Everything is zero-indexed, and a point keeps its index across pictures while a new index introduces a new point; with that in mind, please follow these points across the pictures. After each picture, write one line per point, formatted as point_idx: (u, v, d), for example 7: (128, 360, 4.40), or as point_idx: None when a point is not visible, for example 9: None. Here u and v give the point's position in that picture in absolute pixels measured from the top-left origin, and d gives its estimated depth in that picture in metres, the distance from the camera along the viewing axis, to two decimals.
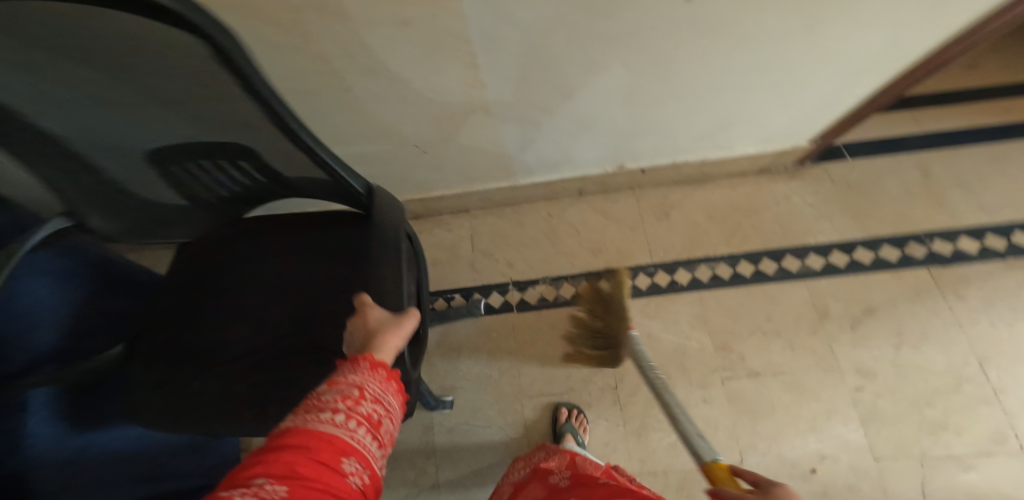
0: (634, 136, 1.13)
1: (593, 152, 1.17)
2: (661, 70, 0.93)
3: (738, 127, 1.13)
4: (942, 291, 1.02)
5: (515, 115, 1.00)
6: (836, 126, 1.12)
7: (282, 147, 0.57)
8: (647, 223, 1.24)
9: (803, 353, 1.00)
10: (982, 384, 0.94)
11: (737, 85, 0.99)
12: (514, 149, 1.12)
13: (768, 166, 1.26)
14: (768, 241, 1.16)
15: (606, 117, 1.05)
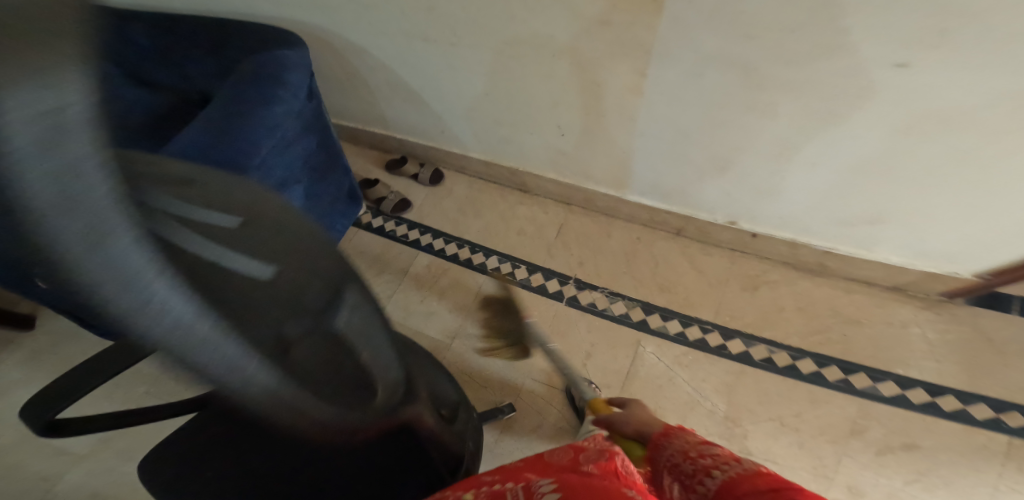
0: (765, 196, 1.08)
1: (716, 195, 1.13)
2: (828, 131, 0.90)
3: (892, 227, 1.03)
4: (1004, 470, 0.99)
5: (663, 123, 1.04)
6: (1015, 269, 0.99)
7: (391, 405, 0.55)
8: (728, 287, 1.20)
9: (808, 454, 1.05)
10: None
11: (916, 174, 0.90)
12: (641, 163, 1.15)
13: (906, 286, 1.13)
14: (850, 349, 1.13)
15: (747, 163, 1.04)
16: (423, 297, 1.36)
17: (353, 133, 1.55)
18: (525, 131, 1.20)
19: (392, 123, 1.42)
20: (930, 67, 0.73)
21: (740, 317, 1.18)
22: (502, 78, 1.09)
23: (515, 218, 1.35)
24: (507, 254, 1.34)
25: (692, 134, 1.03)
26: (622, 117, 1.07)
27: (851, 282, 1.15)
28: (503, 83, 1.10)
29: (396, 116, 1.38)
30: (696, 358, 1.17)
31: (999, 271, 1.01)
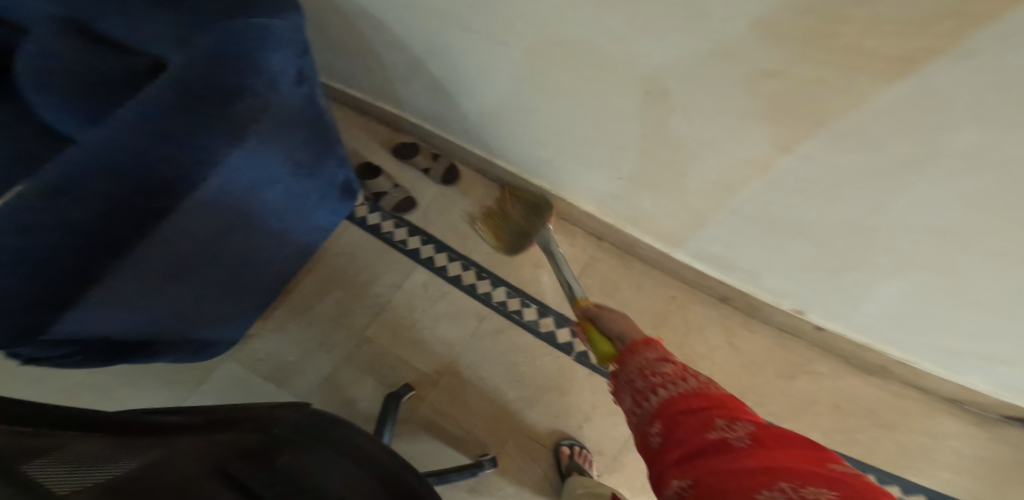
0: (857, 304, 0.85)
1: (794, 286, 0.90)
2: (1007, 279, 0.63)
3: (1006, 370, 0.82)
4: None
5: (752, 208, 0.76)
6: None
7: None
8: (768, 374, 1.03)
9: None
10: None
11: None
12: (709, 233, 0.89)
13: (963, 398, 0.98)
14: (877, 458, 0.98)
15: (853, 273, 0.77)
16: (410, 324, 1.16)
17: (353, 102, 1.26)
18: (572, 162, 0.93)
19: (408, 105, 1.14)
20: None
21: (772, 410, 1.02)
22: (558, 96, 0.77)
23: (534, 245, 1.13)
24: (515, 287, 1.14)
25: (815, 240, 0.75)
26: (709, 186, 0.76)
27: (903, 385, 1.01)
28: (551, 98, 0.78)
29: (408, 98, 1.10)
30: None
31: None
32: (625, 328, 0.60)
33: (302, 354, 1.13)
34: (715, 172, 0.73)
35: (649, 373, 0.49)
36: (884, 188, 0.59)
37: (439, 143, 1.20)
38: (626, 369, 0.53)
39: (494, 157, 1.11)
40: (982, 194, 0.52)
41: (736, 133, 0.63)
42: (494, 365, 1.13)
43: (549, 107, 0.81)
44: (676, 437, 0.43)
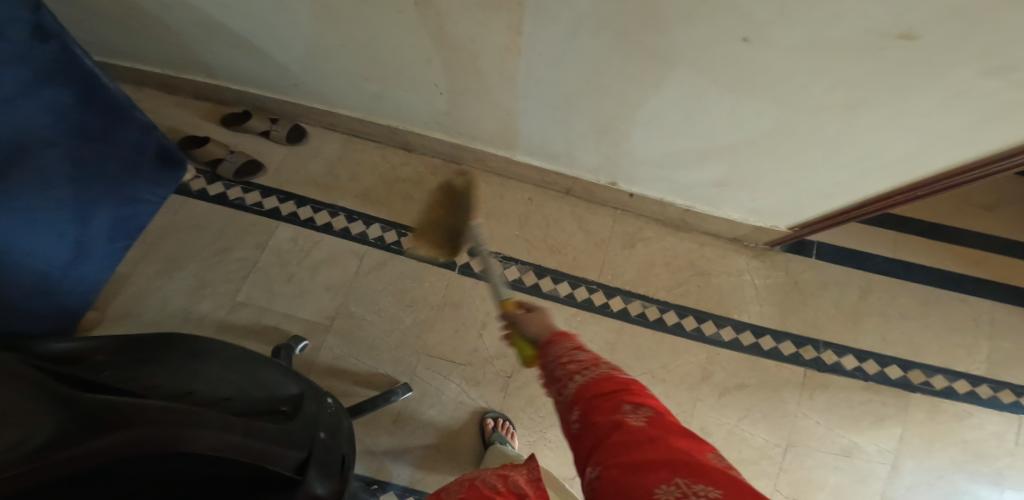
0: (636, 161, 1.14)
1: (596, 158, 1.16)
2: (692, 104, 0.96)
3: (736, 189, 1.17)
4: (802, 390, 1.31)
5: (539, 92, 1.02)
6: (820, 223, 1.19)
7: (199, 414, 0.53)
8: (612, 247, 1.28)
9: (671, 402, 1.26)
10: (774, 465, 1.28)
11: (753, 145, 1.03)
12: (523, 126, 1.12)
13: (744, 237, 1.31)
14: (701, 302, 1.28)
15: (620, 129, 1.07)
16: (287, 277, 1.20)
17: (183, 85, 1.32)
18: (398, 88, 1.09)
19: (224, 73, 1.23)
20: (767, 40, 0.78)
21: (620, 276, 1.27)
22: (349, 23, 0.94)
23: (400, 180, 1.28)
24: (390, 221, 1.25)
25: (584, 107, 1.03)
26: (500, 78, 1.01)
27: (707, 237, 1.31)
28: (355, 31, 0.95)
29: (217, 63, 1.19)
30: (584, 318, 1.25)
31: (805, 224, 1.22)
32: (544, 329, 0.65)
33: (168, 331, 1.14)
34: (496, 62, 0.96)
35: (566, 361, 0.55)
36: (593, 52, 0.89)
37: (275, 107, 1.30)
38: (547, 357, 0.58)
39: (335, 107, 1.24)
40: (622, 39, 0.84)
41: (488, 23, 0.87)
42: (384, 296, 1.22)
43: (359, 43, 0.99)
44: (590, 418, 0.47)
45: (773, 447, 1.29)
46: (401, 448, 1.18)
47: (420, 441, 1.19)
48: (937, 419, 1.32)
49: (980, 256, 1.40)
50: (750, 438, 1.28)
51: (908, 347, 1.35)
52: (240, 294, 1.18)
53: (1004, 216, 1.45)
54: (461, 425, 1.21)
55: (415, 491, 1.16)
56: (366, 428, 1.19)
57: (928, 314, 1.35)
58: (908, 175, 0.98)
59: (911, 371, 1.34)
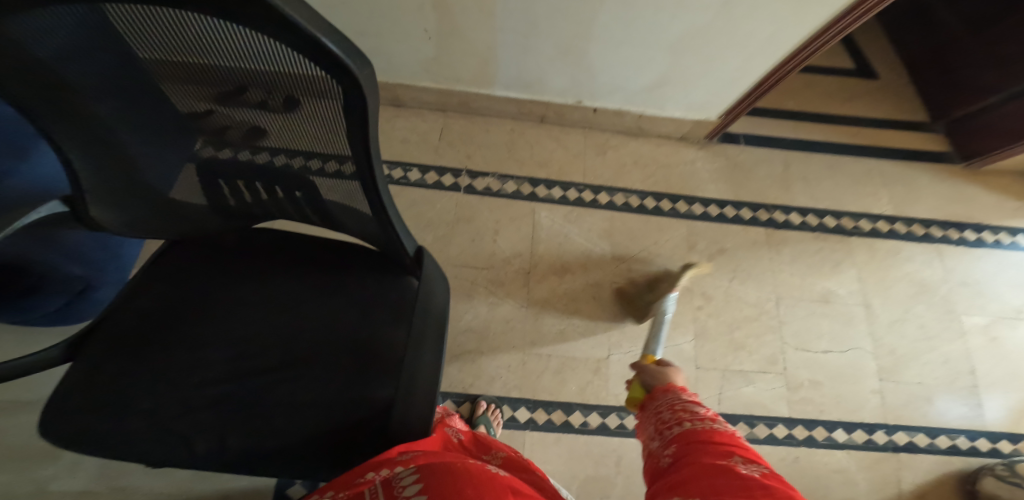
0: (593, 75, 1.40)
1: (562, 80, 1.42)
2: (619, 17, 1.21)
3: (671, 87, 1.43)
4: (769, 247, 1.49)
5: (509, 23, 1.25)
6: (735, 106, 1.47)
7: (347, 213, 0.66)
8: (588, 155, 1.52)
9: (671, 273, 1.41)
10: (773, 317, 1.40)
11: (673, 46, 1.29)
12: (501, 59, 1.37)
13: (688, 134, 1.59)
14: (669, 187, 1.52)
15: (575, 48, 1.31)
16: None
17: None
18: (393, 40, 1.33)
19: None
20: None
21: (600, 177, 1.50)
22: None
23: (398, 130, 1.49)
24: (397, 160, 1.43)
25: (543, 33, 1.27)
26: (482, 16, 1.23)
27: (659, 138, 1.60)
28: None
29: None
30: (580, 213, 1.43)
31: (728, 109, 1.49)
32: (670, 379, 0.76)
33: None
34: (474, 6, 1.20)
35: (677, 408, 0.64)
36: None
37: None
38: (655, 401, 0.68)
39: None
40: None
41: None
42: (402, 221, 1.34)
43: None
44: (690, 454, 0.54)
45: (766, 302, 1.42)
46: (448, 356, 1.24)
47: (462, 346, 1.24)
48: (876, 255, 1.53)
49: (858, 130, 1.78)
50: (744, 295, 1.42)
51: (835, 203, 1.60)
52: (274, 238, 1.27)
53: (863, 103, 1.87)
54: (497, 325, 1.27)
55: (469, 396, 1.19)
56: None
57: (836, 174, 1.65)
58: (788, 46, 1.26)
59: (842, 219, 1.58)
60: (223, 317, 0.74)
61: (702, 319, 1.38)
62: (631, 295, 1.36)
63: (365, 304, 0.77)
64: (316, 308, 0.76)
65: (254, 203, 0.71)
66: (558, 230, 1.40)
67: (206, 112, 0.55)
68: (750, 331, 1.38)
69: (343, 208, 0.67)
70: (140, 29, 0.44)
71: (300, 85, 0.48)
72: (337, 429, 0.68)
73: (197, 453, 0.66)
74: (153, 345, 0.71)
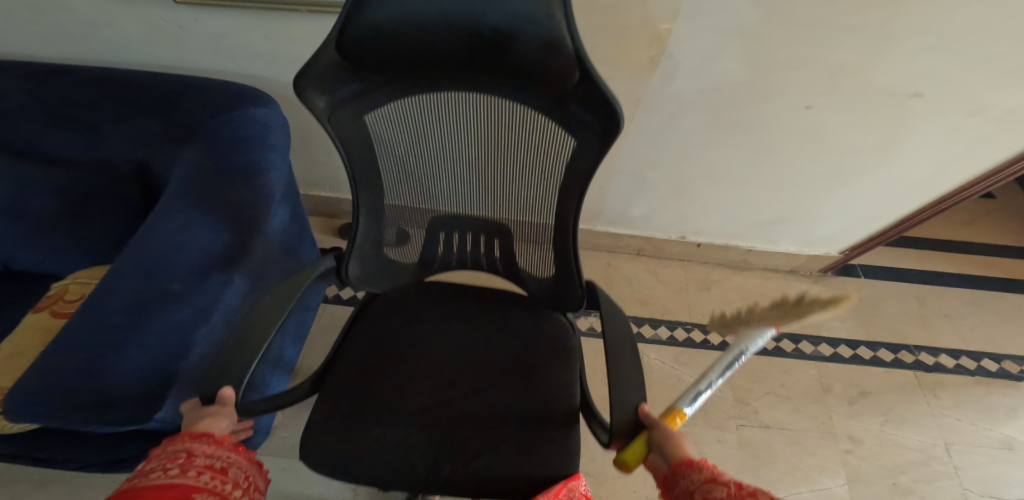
0: (705, 213, 1.38)
1: (670, 218, 1.42)
2: (756, 164, 1.21)
3: (790, 224, 1.40)
4: (921, 390, 1.32)
5: (630, 169, 1.26)
6: (866, 241, 1.42)
7: (540, 254, 0.84)
8: (691, 292, 1.47)
9: (806, 415, 1.26)
10: (944, 462, 1.20)
11: (804, 187, 1.27)
12: (612, 199, 1.37)
13: (798, 267, 1.52)
14: (787, 324, 1.41)
15: (697, 189, 1.31)
16: None
17: None
18: None
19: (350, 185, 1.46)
20: (823, 108, 1.05)
21: (708, 314, 1.43)
22: None
23: None
24: None
25: (667, 176, 1.27)
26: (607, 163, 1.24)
27: (765, 272, 1.53)
28: None
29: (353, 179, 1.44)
30: (690, 354, 1.34)
31: (850, 244, 1.43)
32: None
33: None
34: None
35: None
36: (684, 136, 1.15)
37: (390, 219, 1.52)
38: None
39: None
40: (708, 125, 1.11)
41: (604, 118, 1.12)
42: None
43: None
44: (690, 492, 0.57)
45: (932, 447, 1.23)
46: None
47: None
48: None
49: (993, 260, 1.62)
50: (904, 440, 1.23)
51: (988, 340, 1.41)
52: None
53: (987, 228, 1.73)
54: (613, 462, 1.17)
55: None
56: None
57: (979, 308, 1.48)
58: (946, 188, 1.23)
59: (1003, 362, 1.37)
60: (413, 350, 0.84)
61: (854, 466, 1.19)
62: (762, 439, 1.21)
63: (526, 334, 0.88)
64: (490, 338, 0.87)
65: (448, 255, 0.90)
66: (670, 372, 1.31)
67: (461, 174, 0.78)
68: (919, 475, 1.18)
69: (531, 256, 0.85)
70: (424, 109, 0.70)
71: (544, 147, 0.70)
72: (531, 450, 0.73)
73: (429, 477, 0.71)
74: (361, 368, 0.81)
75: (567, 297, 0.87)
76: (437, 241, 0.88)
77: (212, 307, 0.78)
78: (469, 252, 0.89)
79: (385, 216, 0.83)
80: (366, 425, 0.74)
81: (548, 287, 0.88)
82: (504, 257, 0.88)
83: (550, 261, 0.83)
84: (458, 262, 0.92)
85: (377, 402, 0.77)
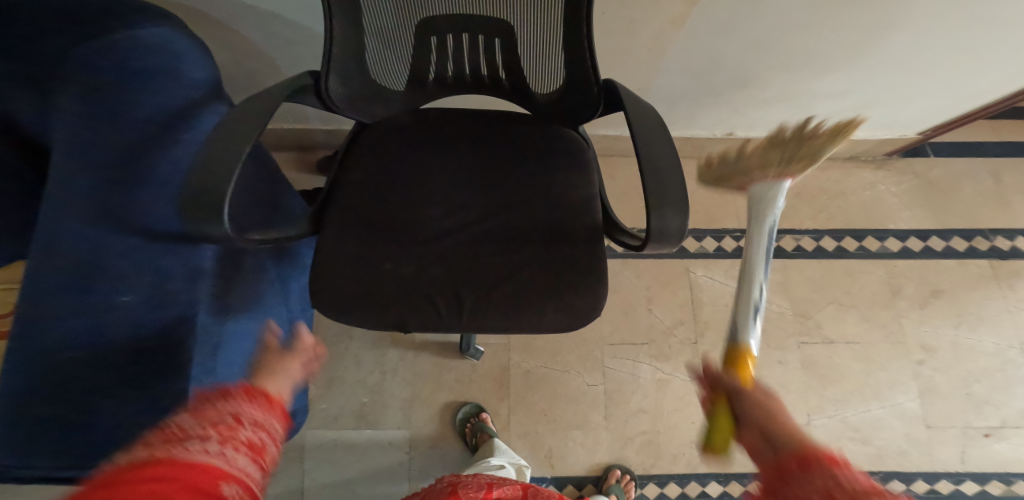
0: (766, 106, 1.13)
1: (719, 114, 1.17)
2: (853, 46, 0.93)
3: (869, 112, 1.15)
4: (999, 282, 1.18)
5: (680, 62, 0.98)
6: (955, 121, 1.17)
7: (549, 57, 0.71)
8: (738, 193, 1.27)
9: (874, 326, 1.14)
10: (1021, 365, 1.11)
11: (904, 71, 1.00)
12: (648, 96, 1.09)
13: (860, 153, 1.28)
14: (851, 221, 1.23)
15: (765, 80, 1.04)
16: None
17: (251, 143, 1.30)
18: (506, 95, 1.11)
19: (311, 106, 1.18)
20: None
21: None
22: None
23: None
24: None
25: (727, 67, 1.00)
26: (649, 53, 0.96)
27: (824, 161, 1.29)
28: None
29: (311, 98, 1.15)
30: None
31: (934, 126, 1.19)
32: None
33: (374, 388, 1.12)
34: (627, 52, 0.95)
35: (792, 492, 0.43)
36: (765, 13, 0.85)
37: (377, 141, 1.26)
38: None
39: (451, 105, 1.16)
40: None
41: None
42: None
43: None
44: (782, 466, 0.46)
45: (1010, 349, 1.13)
46: (623, 440, 1.12)
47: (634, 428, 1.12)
48: None
49: None
50: (979, 343, 1.13)
51: None
52: (418, 336, 1.17)
53: None
54: (671, 404, 1.14)
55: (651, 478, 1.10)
56: (581, 433, 1.12)
57: None
58: None
59: None
60: (419, 182, 0.76)
61: (927, 378, 1.11)
62: (827, 358, 1.12)
63: (539, 150, 0.79)
64: (500, 161, 0.78)
65: (441, 72, 0.77)
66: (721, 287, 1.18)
67: None
68: (994, 383, 1.10)
69: (538, 61, 0.72)
70: None
71: None
72: (563, 266, 0.70)
73: (449, 314, 0.67)
74: (365, 203, 0.73)
75: (584, 106, 0.75)
76: (426, 57, 0.74)
77: (187, 300, 0.63)
78: (466, 65, 0.76)
79: (363, 33, 0.68)
80: (384, 259, 0.69)
81: (559, 97, 0.76)
82: (506, 69, 0.75)
83: (562, 67, 0.71)
84: (453, 81, 0.79)
85: (393, 232, 0.71)
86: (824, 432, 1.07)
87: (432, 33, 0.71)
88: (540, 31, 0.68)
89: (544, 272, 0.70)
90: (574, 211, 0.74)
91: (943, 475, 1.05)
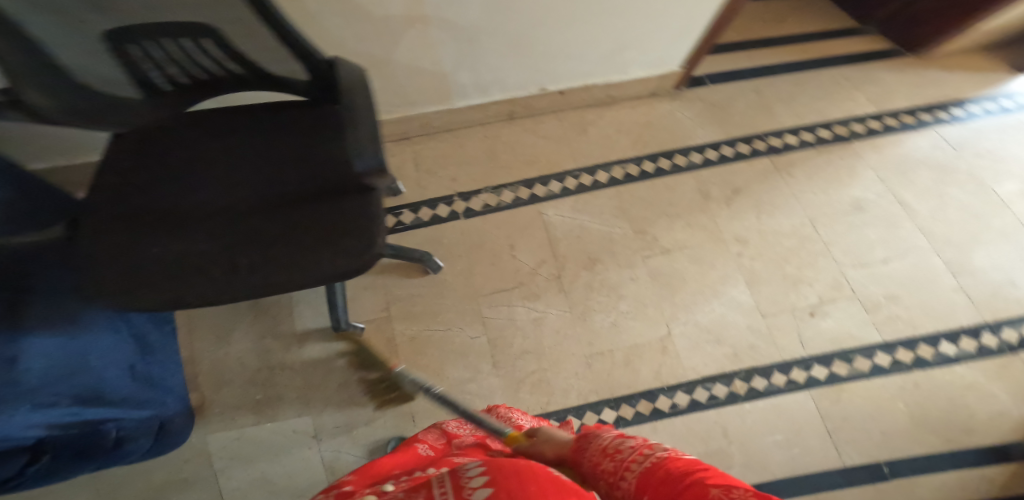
0: (547, 60, 1.28)
1: (519, 75, 1.31)
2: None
3: (630, 51, 1.34)
4: (780, 173, 1.46)
5: (455, 30, 1.10)
6: (699, 49, 1.40)
7: (263, 42, 0.75)
8: (571, 137, 1.44)
9: (697, 228, 1.35)
10: (816, 241, 1.37)
11: (620, 11, 1.18)
12: (447, 67, 1.21)
13: (655, 90, 1.53)
14: (661, 144, 1.45)
15: (527, 37, 1.19)
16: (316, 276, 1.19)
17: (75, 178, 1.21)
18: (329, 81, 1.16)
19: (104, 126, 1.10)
20: None
21: (591, 157, 1.42)
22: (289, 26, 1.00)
23: None
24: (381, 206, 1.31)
25: (485, 32, 1.13)
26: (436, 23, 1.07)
27: (632, 101, 1.52)
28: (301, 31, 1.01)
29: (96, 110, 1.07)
30: (585, 199, 1.35)
31: (688, 56, 1.42)
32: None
33: (265, 383, 1.08)
34: (423, 25, 1.07)
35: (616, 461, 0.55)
36: None
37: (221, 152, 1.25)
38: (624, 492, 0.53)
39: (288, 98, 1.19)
40: None
41: None
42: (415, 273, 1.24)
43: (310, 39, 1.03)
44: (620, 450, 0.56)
45: (802, 227, 1.39)
46: (515, 383, 1.15)
47: (523, 370, 1.16)
48: (883, 150, 1.52)
49: (815, 45, 1.75)
50: (778, 226, 1.38)
51: (818, 112, 1.58)
52: (299, 326, 1.15)
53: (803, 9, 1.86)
54: (550, 339, 1.20)
55: (553, 414, 1.12)
56: (475, 383, 1.14)
57: (809, 87, 1.64)
58: None
59: (835, 128, 1.56)
60: (183, 180, 0.79)
61: (747, 264, 1.33)
62: (667, 265, 1.30)
63: (303, 128, 0.85)
64: (266, 146, 0.83)
65: (176, 76, 0.79)
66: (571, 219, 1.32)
67: None
68: (801, 262, 1.34)
69: (259, 48, 0.76)
70: None
71: None
72: (329, 220, 0.75)
73: (228, 282, 0.70)
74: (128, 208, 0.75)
75: (327, 82, 0.82)
76: (144, 64, 0.75)
77: None
78: (197, 65, 0.78)
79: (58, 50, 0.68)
80: (151, 253, 0.71)
81: (296, 78, 0.81)
82: (234, 63, 0.79)
83: (282, 50, 0.76)
84: (196, 82, 0.81)
85: (158, 228, 0.73)
86: (685, 335, 1.22)
87: (141, 38, 0.73)
88: (239, 20, 0.71)
89: (314, 227, 0.75)
90: (340, 174, 0.80)
91: (792, 362, 1.21)
